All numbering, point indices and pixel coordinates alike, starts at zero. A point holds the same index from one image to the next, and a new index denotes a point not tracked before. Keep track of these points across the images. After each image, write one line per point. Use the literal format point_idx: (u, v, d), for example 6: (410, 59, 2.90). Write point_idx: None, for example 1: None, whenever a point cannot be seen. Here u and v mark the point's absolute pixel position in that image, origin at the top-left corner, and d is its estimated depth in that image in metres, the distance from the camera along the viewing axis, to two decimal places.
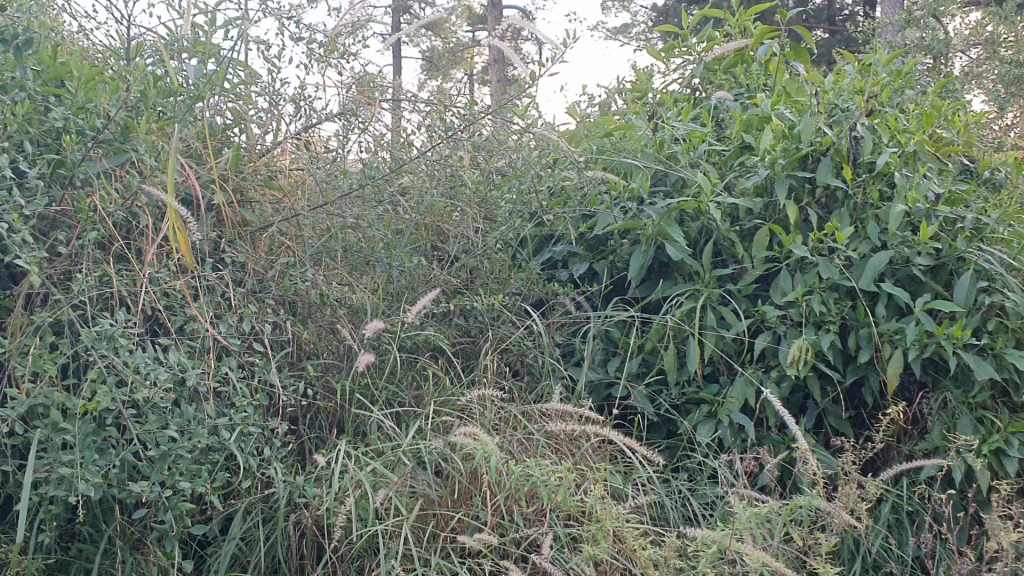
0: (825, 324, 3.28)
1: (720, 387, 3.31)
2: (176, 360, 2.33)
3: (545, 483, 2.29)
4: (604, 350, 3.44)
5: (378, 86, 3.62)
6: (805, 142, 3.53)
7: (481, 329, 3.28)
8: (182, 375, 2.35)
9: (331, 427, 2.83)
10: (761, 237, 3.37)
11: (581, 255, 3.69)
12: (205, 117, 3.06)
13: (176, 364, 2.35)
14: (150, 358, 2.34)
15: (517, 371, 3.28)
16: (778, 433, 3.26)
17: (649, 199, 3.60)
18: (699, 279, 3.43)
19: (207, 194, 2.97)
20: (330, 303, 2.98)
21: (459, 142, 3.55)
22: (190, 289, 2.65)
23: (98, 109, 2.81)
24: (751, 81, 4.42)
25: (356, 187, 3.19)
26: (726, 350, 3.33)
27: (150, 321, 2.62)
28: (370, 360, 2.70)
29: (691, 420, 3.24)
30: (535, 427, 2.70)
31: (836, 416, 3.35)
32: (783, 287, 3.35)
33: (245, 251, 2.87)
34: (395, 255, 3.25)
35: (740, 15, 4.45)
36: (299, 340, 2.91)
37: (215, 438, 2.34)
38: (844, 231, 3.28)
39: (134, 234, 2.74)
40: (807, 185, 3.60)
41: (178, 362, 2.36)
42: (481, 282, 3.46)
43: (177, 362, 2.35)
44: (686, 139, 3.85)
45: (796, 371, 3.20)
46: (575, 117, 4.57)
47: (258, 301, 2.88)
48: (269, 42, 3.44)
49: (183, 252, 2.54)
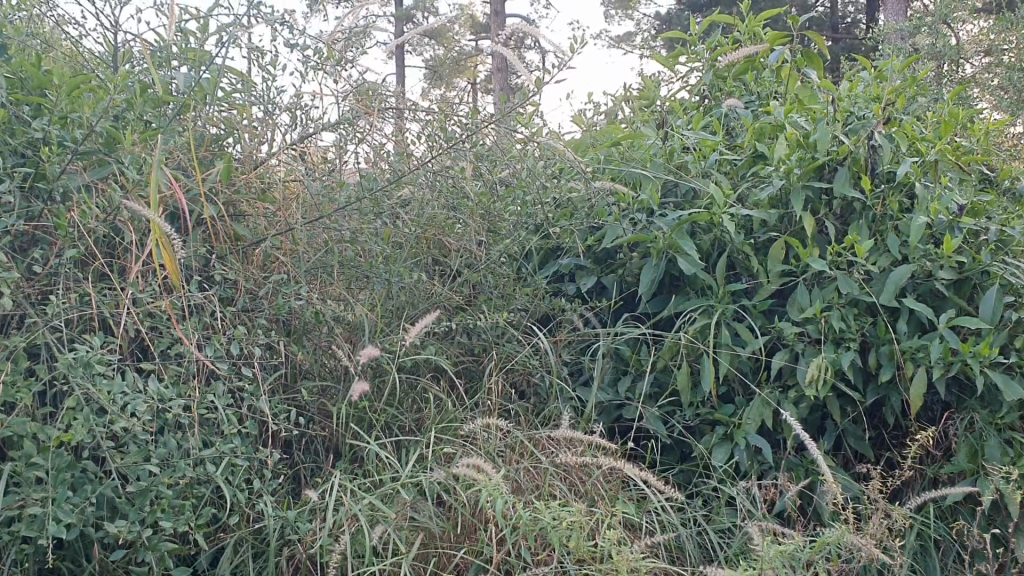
0: (845, 342, 3.13)
1: (736, 408, 3.16)
2: (159, 388, 2.20)
3: (557, 525, 2.15)
4: (614, 368, 3.30)
5: (376, 94, 3.49)
6: (821, 151, 3.38)
7: (485, 348, 3.12)
8: (164, 403, 2.21)
9: (326, 452, 2.72)
10: (776, 251, 3.22)
11: (588, 269, 3.54)
12: (194, 128, 2.93)
13: (158, 392, 2.22)
14: (130, 385, 2.21)
15: (523, 391, 3.14)
16: (796, 455, 3.11)
17: (658, 211, 3.46)
18: (713, 294, 3.28)
19: (196, 208, 2.85)
20: (327, 321, 2.83)
21: (460, 152, 3.42)
22: (177, 310, 2.52)
23: (79, 120, 2.69)
24: (762, 89, 4.28)
25: (353, 200, 3.05)
26: (741, 369, 3.19)
27: (135, 343, 2.49)
28: (364, 388, 2.54)
29: (706, 443, 3.10)
30: (543, 455, 2.55)
31: (856, 437, 3.20)
32: (800, 303, 3.21)
33: (236, 267, 2.73)
34: (395, 270, 3.09)
35: (750, 20, 4.31)
36: (294, 361, 2.77)
37: (200, 471, 2.20)
38: (864, 244, 3.13)
39: (118, 252, 2.62)
40: (824, 196, 3.45)
41: (161, 388, 2.23)
42: (485, 298, 3.32)
43: (159, 389, 2.23)
44: (697, 148, 3.71)
45: (815, 391, 3.06)
46: (580, 126, 4.43)
47: (250, 319, 2.74)
48: (263, 48, 3.31)
49: (168, 270, 2.38)
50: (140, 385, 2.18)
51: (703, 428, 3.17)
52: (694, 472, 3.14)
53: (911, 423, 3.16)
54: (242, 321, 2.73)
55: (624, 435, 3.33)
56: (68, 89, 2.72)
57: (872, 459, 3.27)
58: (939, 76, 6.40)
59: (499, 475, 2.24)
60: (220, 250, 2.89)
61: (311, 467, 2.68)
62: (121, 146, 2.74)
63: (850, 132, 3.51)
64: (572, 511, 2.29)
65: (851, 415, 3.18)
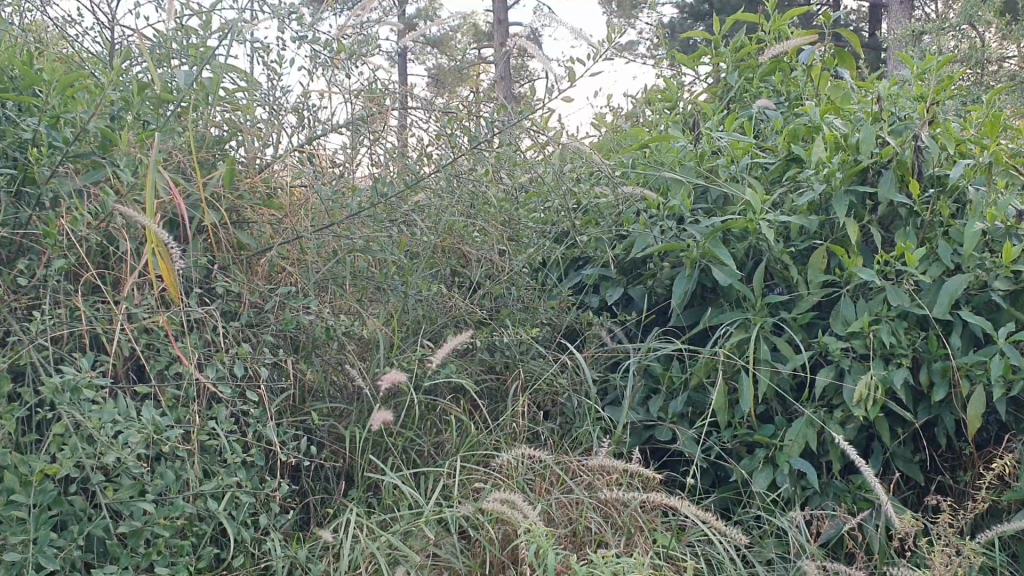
0: (896, 359, 2.91)
1: (777, 429, 2.94)
2: (153, 414, 1.98)
3: None
4: (644, 387, 3.08)
5: (388, 94, 3.28)
6: (865, 154, 3.15)
7: (508, 365, 2.90)
8: (160, 431, 1.99)
9: (339, 479, 2.50)
10: (819, 260, 2.99)
11: (615, 280, 3.32)
12: (193, 129, 2.73)
13: (154, 418, 2.00)
14: (122, 412, 1.98)
15: (548, 412, 2.92)
16: (843, 480, 2.89)
17: (690, 218, 3.24)
18: (750, 307, 3.05)
19: (197, 215, 2.64)
20: (338, 337, 2.61)
21: (481, 155, 3.20)
22: (175, 326, 2.30)
23: (73, 120, 2.49)
24: (792, 89, 3.99)
25: (365, 207, 2.84)
26: (782, 388, 2.96)
27: (130, 363, 2.27)
28: (387, 417, 2.33)
29: (746, 466, 2.88)
30: (578, 486, 2.34)
31: (905, 460, 2.98)
32: (845, 316, 2.99)
33: (240, 279, 2.51)
34: (411, 283, 2.88)
35: (778, 17, 4.07)
36: (303, 381, 2.56)
37: (201, 508, 1.98)
38: (916, 252, 2.90)
39: (111, 262, 2.41)
40: (868, 201, 3.23)
41: (157, 414, 2.01)
42: (507, 311, 3.10)
43: (155, 415, 2.01)
44: (728, 152, 3.49)
45: (864, 411, 2.83)
46: (600, 131, 4.20)
47: (255, 335, 2.53)
48: (268, 44, 3.12)
49: (165, 281, 2.16)
50: (133, 412, 1.95)
51: (742, 451, 2.95)
52: (733, 498, 2.92)
53: (966, 446, 2.93)
54: (246, 338, 2.52)
55: (656, 458, 3.12)
56: (61, 87, 2.52)
57: (922, 485, 3.05)
58: (969, 72, 6.16)
59: (532, 511, 2.02)
60: (223, 259, 2.68)
61: (321, 495, 2.46)
62: (117, 147, 2.53)
63: (894, 133, 3.29)
64: (624, 560, 2.08)
65: (901, 436, 2.96)
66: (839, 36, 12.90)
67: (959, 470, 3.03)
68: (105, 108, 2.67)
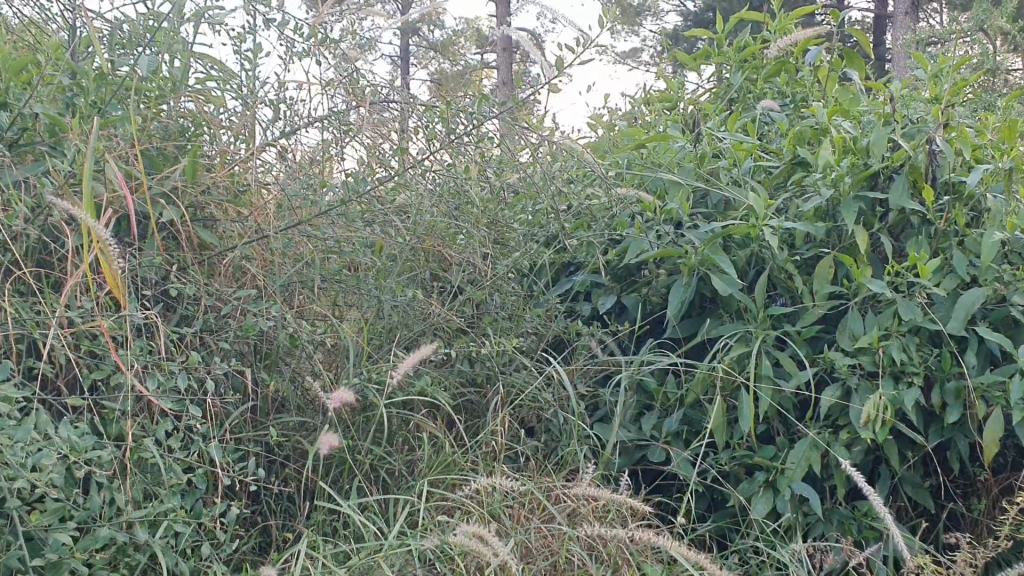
0: (907, 377, 2.70)
1: (778, 450, 2.73)
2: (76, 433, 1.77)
3: None
4: (637, 403, 2.88)
5: (370, 87, 3.08)
6: (875, 157, 2.96)
7: (488, 378, 2.70)
8: (84, 452, 1.78)
9: (301, 501, 2.30)
10: (824, 269, 2.79)
11: (607, 287, 3.12)
12: (153, 119, 2.54)
13: (74, 436, 1.80)
14: (43, 428, 1.77)
15: (532, 429, 2.71)
16: (847, 508, 2.68)
17: (688, 223, 3.04)
18: (751, 319, 2.85)
19: (153, 211, 2.44)
20: (304, 346, 2.41)
21: (466, 152, 3.01)
22: (119, 332, 2.10)
23: (18, 106, 2.31)
24: (798, 90, 3.79)
25: (338, 204, 2.64)
26: (784, 406, 2.75)
27: (68, 371, 2.07)
28: (333, 441, 2.13)
29: (744, 490, 2.68)
30: (559, 516, 2.13)
31: (914, 485, 2.77)
32: (853, 330, 2.78)
33: (196, 281, 2.31)
34: (386, 287, 2.67)
35: (782, 16, 3.87)
36: (263, 392, 2.36)
37: (131, 538, 1.78)
38: (930, 263, 2.70)
39: (52, 260, 2.21)
40: (878, 208, 3.02)
41: (79, 431, 1.82)
42: (490, 319, 2.89)
43: (74, 433, 1.81)
44: (729, 154, 3.29)
45: (871, 433, 2.62)
46: (597, 131, 4.00)
47: (212, 342, 2.33)
48: (242, 31, 2.93)
49: (108, 283, 1.96)
50: (51, 430, 1.75)
51: (740, 475, 2.74)
52: (729, 524, 2.72)
53: (981, 471, 2.73)
54: (202, 345, 2.32)
55: (648, 479, 2.91)
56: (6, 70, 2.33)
57: (931, 512, 2.85)
58: (981, 76, 5.94)
59: (503, 546, 1.81)
60: (182, 259, 2.48)
61: (282, 516, 2.26)
62: (65, 136, 2.34)
63: (905, 136, 3.09)
64: None
65: (912, 461, 2.75)
66: (846, 42, 12.70)
67: (973, 497, 2.83)
68: (57, 95, 2.47)
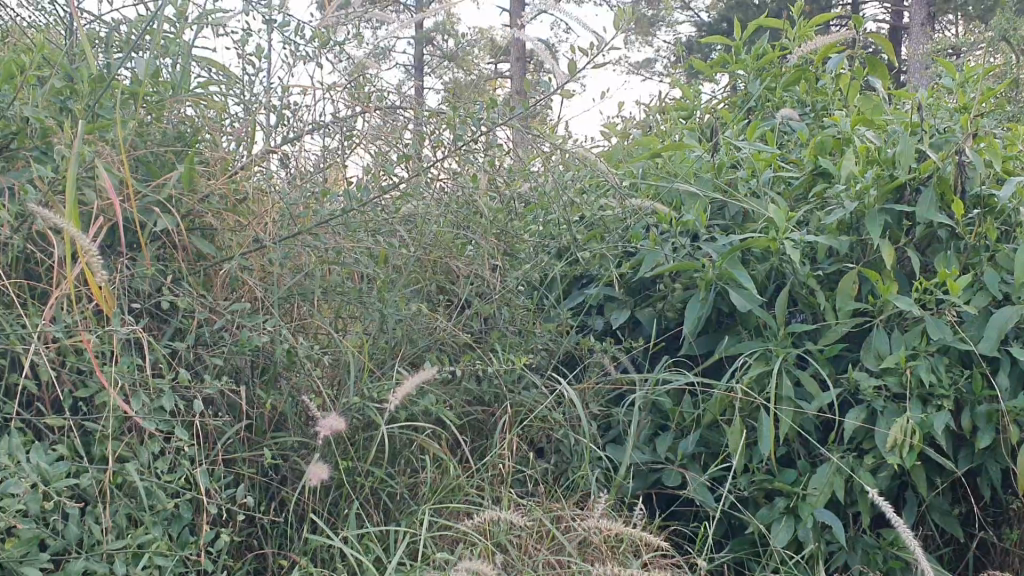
0: (935, 400, 2.57)
1: (800, 475, 2.60)
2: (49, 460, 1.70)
3: None
4: (652, 423, 2.76)
5: (376, 92, 2.97)
6: (902, 168, 2.83)
7: (496, 396, 2.59)
8: (59, 479, 1.72)
9: (300, 526, 2.20)
10: (848, 285, 2.66)
11: (620, 301, 3.00)
12: (148, 124, 2.43)
13: (44, 464, 1.74)
14: (15, 455, 1.69)
15: (542, 450, 2.60)
16: (872, 537, 2.56)
17: (705, 235, 2.93)
18: (772, 336, 2.72)
19: (147, 220, 2.34)
20: (302, 362, 2.31)
21: (473, 160, 2.90)
22: (105, 347, 2.00)
23: (6, 110, 2.23)
24: (818, 99, 3.66)
25: (339, 213, 2.54)
26: (805, 429, 2.63)
27: (53, 387, 1.98)
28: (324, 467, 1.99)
29: (763, 517, 2.55)
30: (568, 547, 2.02)
31: (943, 513, 2.64)
32: (878, 349, 2.65)
33: (189, 294, 2.21)
34: (389, 300, 2.57)
35: (802, 23, 3.73)
36: (260, 410, 2.25)
37: (107, 571, 1.71)
38: (960, 280, 2.57)
39: (39, 269, 2.16)
40: (905, 221, 2.90)
41: (50, 459, 1.76)
42: (498, 334, 2.78)
43: (44, 460, 1.75)
44: (748, 164, 3.17)
45: (898, 459, 2.49)
46: (611, 140, 3.88)
47: (206, 357, 2.23)
48: (245, 34, 2.83)
49: (94, 295, 1.83)
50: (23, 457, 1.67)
51: (759, 500, 2.62)
52: (748, 553, 2.59)
53: (1015, 499, 2.62)
54: (195, 360, 2.22)
55: (663, 502, 2.79)
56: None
57: (960, 541, 2.73)
58: (1003, 85, 5.77)
59: None
60: (176, 269, 2.38)
61: (277, 542, 2.15)
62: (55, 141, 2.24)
63: (933, 146, 2.96)
64: None
65: (941, 487, 2.62)
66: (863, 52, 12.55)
67: (1005, 526, 2.71)
68: (50, 98, 2.38)
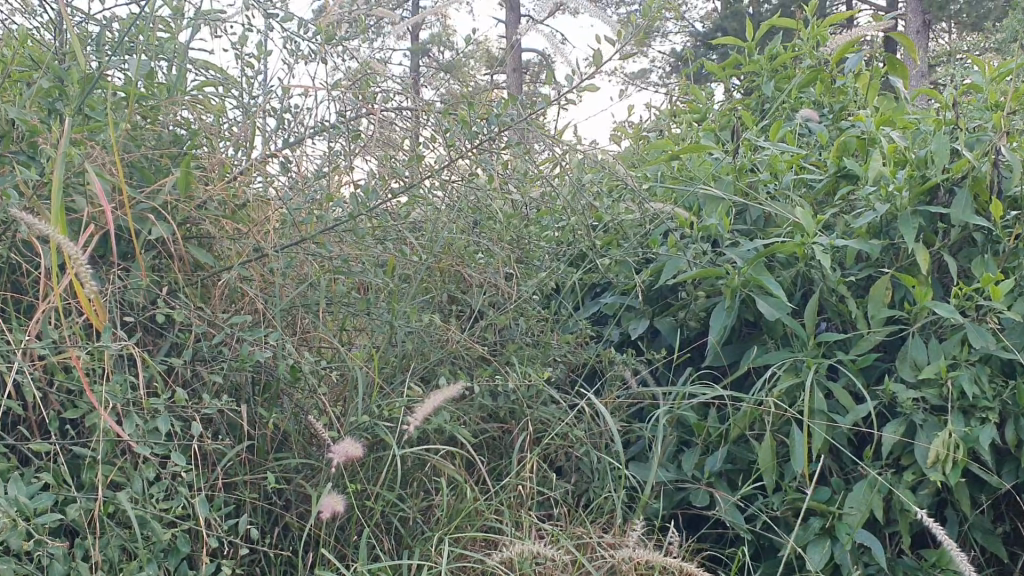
0: (978, 412, 2.42)
1: (835, 493, 2.46)
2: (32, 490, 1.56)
3: None
4: (677, 439, 2.61)
5: (380, 92, 2.83)
6: (936, 167, 2.68)
7: (513, 412, 2.44)
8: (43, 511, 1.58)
9: (306, 555, 2.06)
10: (882, 290, 2.51)
11: (639, 310, 2.86)
12: (141, 127, 2.29)
13: (25, 497, 1.60)
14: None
15: (561, 468, 2.46)
16: (911, 558, 2.41)
17: (728, 239, 2.78)
18: (801, 345, 2.57)
19: (141, 228, 2.20)
20: (307, 378, 2.16)
21: (484, 163, 2.76)
22: (95, 364, 1.85)
23: None
24: (836, 100, 3.51)
25: (346, 221, 2.39)
26: (840, 443, 2.48)
27: (38, 408, 1.84)
28: (337, 502, 1.86)
29: (798, 538, 2.40)
30: None
31: (986, 531, 2.49)
32: (916, 359, 2.50)
33: (186, 305, 2.06)
34: (398, 312, 2.42)
35: (817, 25, 3.54)
36: (262, 430, 2.10)
37: None
38: (1003, 285, 2.41)
39: (24, 280, 2.02)
40: (939, 224, 2.75)
41: (32, 490, 1.62)
42: (514, 346, 2.63)
43: (26, 492, 1.61)
44: (770, 166, 3.03)
45: (940, 475, 2.34)
46: (622, 144, 3.74)
47: (204, 373, 2.08)
48: (244, 32, 2.69)
49: (83, 307, 1.66)
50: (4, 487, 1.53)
51: (792, 519, 2.47)
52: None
53: None
54: (192, 377, 2.07)
55: (687, 522, 2.64)
56: None
57: (1003, 561, 2.58)
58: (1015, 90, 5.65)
59: None
60: (172, 280, 2.23)
61: (281, 572, 2.01)
62: (43, 143, 2.10)
63: (967, 146, 2.82)
64: None
65: (984, 505, 2.47)
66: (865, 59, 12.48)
67: None
68: (38, 99, 2.24)
